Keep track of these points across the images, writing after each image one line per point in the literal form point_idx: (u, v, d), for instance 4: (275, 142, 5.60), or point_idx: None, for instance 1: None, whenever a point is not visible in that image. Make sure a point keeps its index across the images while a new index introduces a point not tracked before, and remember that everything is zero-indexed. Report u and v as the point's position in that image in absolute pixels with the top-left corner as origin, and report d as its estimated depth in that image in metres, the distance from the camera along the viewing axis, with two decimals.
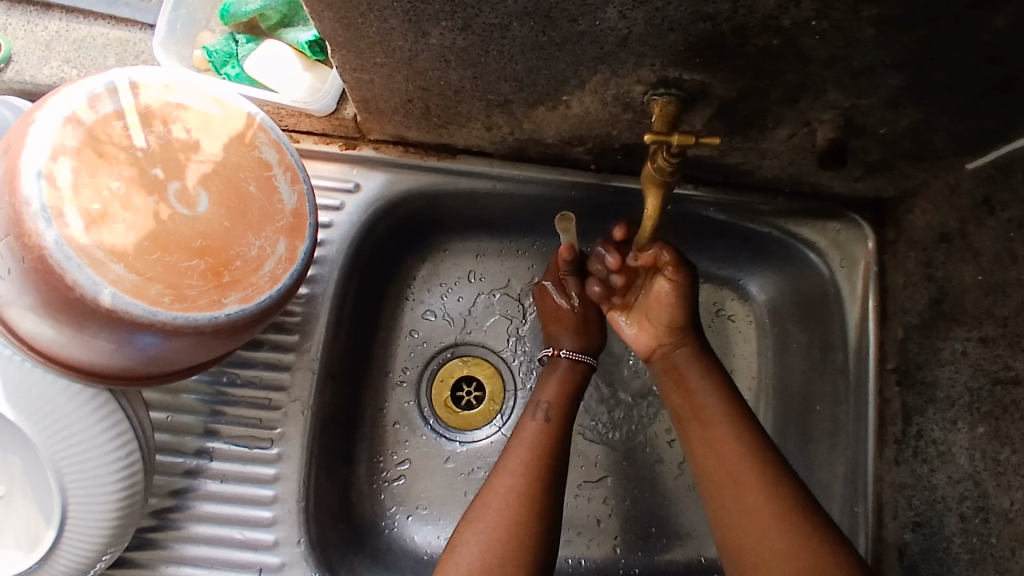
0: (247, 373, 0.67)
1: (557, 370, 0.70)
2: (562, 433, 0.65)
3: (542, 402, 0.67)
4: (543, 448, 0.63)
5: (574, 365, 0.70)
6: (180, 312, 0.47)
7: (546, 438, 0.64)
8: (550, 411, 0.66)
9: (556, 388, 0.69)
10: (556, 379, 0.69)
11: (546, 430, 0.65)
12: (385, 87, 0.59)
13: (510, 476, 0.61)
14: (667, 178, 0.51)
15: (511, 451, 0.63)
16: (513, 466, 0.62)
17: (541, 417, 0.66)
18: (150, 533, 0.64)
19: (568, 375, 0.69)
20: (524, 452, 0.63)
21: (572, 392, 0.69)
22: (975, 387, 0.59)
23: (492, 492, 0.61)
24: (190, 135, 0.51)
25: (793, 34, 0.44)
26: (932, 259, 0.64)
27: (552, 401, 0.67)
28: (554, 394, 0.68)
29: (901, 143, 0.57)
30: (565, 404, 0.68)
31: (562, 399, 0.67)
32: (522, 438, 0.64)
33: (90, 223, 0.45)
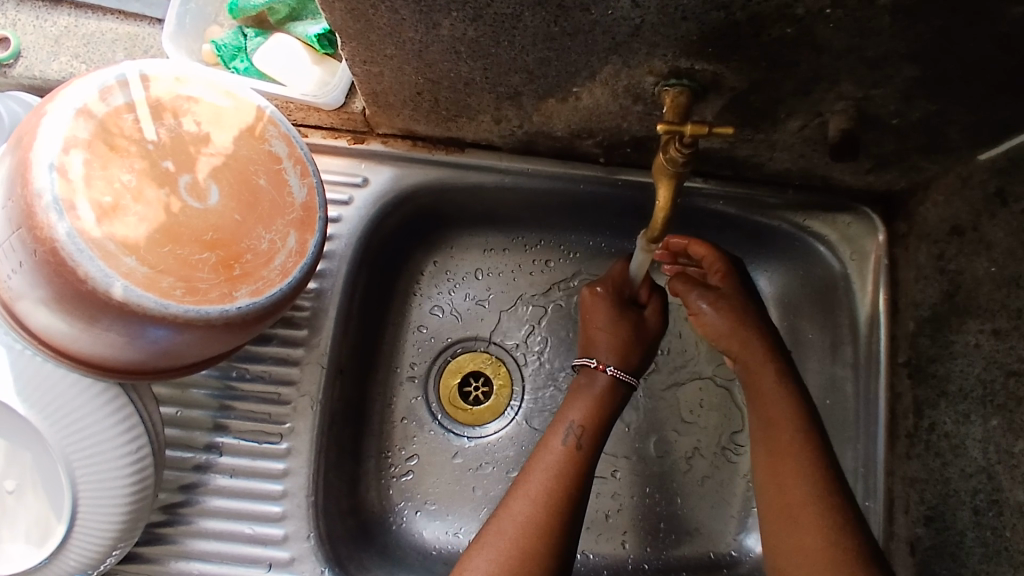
0: (256, 368, 0.67)
1: (594, 388, 0.65)
2: (588, 463, 0.61)
3: (574, 426, 0.62)
4: (566, 476, 0.59)
5: (615, 384, 0.65)
6: (192, 305, 0.46)
7: (570, 469, 0.60)
8: (581, 437, 0.62)
9: (589, 412, 0.64)
10: (587, 395, 0.64)
11: (573, 455, 0.61)
12: (394, 80, 0.58)
13: (528, 502, 0.57)
14: (680, 169, 0.50)
15: (531, 475, 0.59)
16: (533, 490, 0.58)
17: (570, 442, 0.61)
18: (160, 528, 0.64)
19: (608, 393, 0.65)
20: (545, 479, 0.59)
21: (606, 414, 0.64)
22: (988, 380, 0.58)
23: (508, 516, 0.57)
24: (200, 128, 0.51)
25: (808, 22, 0.43)
26: (943, 252, 0.63)
27: (585, 425, 0.62)
28: (589, 418, 0.63)
29: (913, 135, 0.56)
30: (598, 430, 0.63)
31: (598, 427, 0.63)
32: (545, 462, 0.60)
33: (102, 216, 0.45)
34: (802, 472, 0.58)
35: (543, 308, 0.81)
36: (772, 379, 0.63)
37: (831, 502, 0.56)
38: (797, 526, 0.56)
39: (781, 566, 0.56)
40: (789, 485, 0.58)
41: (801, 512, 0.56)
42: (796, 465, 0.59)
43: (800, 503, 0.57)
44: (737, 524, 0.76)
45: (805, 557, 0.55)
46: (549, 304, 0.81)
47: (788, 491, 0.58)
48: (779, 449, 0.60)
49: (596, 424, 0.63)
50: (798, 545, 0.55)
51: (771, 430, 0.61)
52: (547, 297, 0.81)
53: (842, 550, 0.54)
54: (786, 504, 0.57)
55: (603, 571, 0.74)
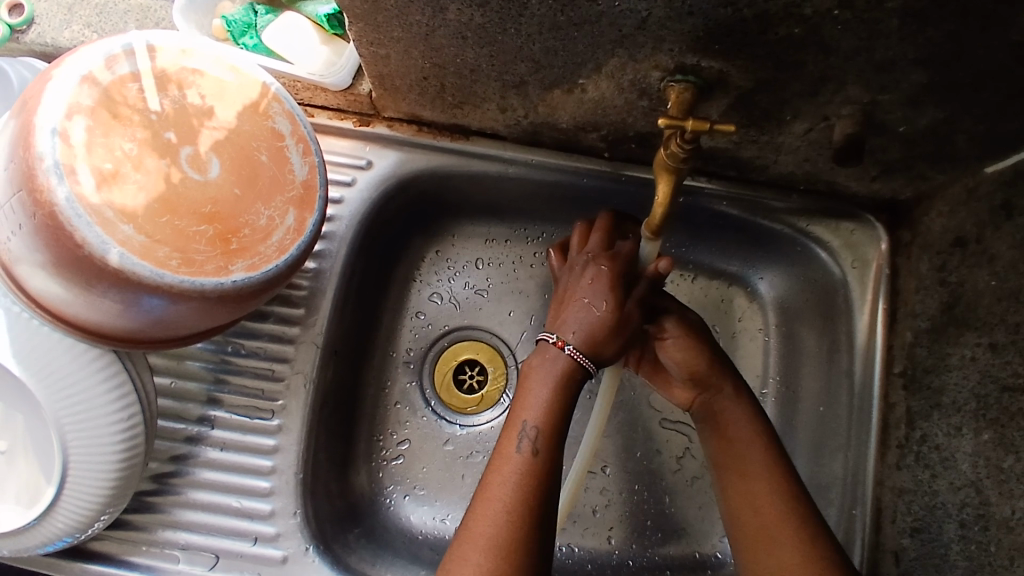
0: (252, 344, 0.68)
1: (553, 368, 0.55)
2: (552, 468, 0.53)
3: (529, 429, 0.54)
4: (527, 492, 0.52)
5: (576, 367, 0.55)
6: (186, 276, 0.47)
7: (532, 482, 0.52)
8: (538, 441, 0.53)
9: (549, 406, 0.55)
10: (551, 378, 0.55)
11: (532, 466, 0.52)
12: (401, 63, 0.58)
13: (490, 524, 0.50)
14: (679, 165, 0.49)
15: (489, 494, 0.52)
16: (492, 511, 0.51)
17: (528, 450, 0.53)
18: (149, 497, 0.64)
19: (561, 383, 0.55)
20: (505, 497, 0.51)
21: (566, 404, 0.55)
22: (982, 394, 0.57)
23: (470, 542, 0.50)
24: (204, 101, 0.51)
25: (815, 23, 0.43)
26: (945, 264, 0.62)
27: (540, 426, 0.54)
28: (542, 415, 0.54)
29: (920, 143, 0.56)
30: (557, 428, 0.54)
31: (556, 425, 0.54)
32: (503, 478, 0.52)
33: (102, 182, 0.46)
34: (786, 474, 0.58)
35: (541, 300, 0.82)
36: (732, 392, 0.62)
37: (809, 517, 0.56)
38: (773, 547, 0.55)
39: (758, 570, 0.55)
40: (761, 500, 0.57)
41: (774, 529, 0.55)
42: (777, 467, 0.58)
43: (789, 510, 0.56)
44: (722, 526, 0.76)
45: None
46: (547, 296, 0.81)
47: (763, 510, 0.56)
48: (749, 467, 0.58)
49: (552, 424, 0.54)
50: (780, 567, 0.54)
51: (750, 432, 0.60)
52: (546, 290, 0.82)
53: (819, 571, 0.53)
54: (761, 528, 0.56)
55: (587, 566, 0.74)
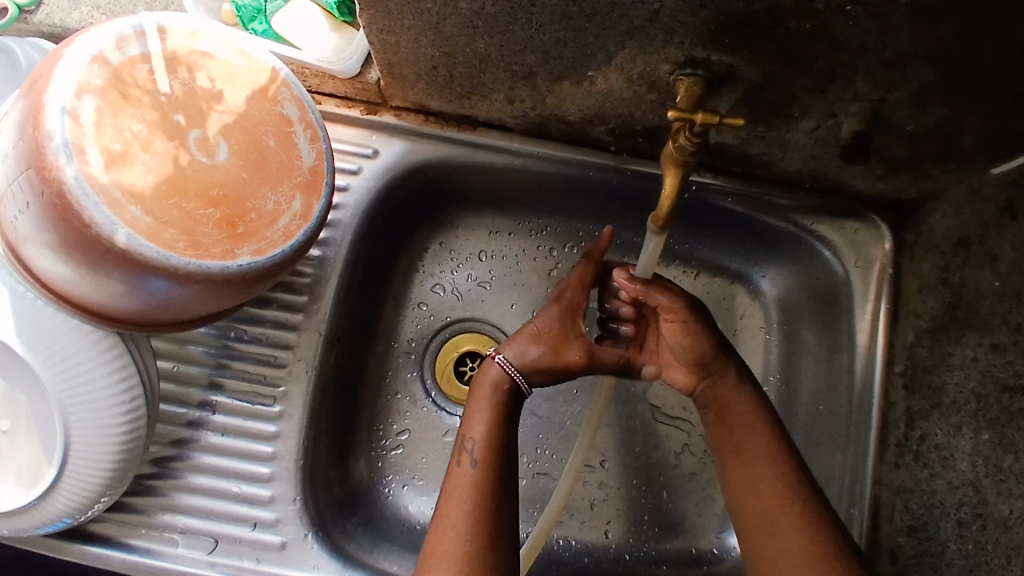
0: (255, 330, 0.68)
1: (488, 384, 0.59)
2: (500, 476, 0.55)
3: (469, 442, 0.56)
4: (482, 503, 0.53)
5: (502, 378, 0.59)
6: (193, 259, 0.47)
7: (480, 493, 0.54)
8: (478, 452, 0.55)
9: (485, 420, 0.57)
10: (490, 393, 0.58)
11: (480, 478, 0.54)
12: (410, 51, 0.58)
13: (450, 534, 0.52)
14: (687, 158, 0.49)
15: (445, 509, 0.53)
16: (449, 522, 0.52)
17: (471, 462, 0.55)
18: (149, 480, 0.64)
19: (497, 397, 0.58)
20: (461, 510, 0.53)
21: (505, 417, 0.58)
22: (982, 394, 0.57)
23: (438, 552, 0.51)
24: (213, 84, 0.51)
25: (827, 18, 0.43)
26: (949, 264, 0.62)
27: (480, 439, 0.56)
28: (483, 429, 0.57)
29: (926, 142, 0.56)
30: (499, 440, 0.57)
31: (496, 435, 0.57)
32: (453, 492, 0.54)
33: (110, 162, 0.46)
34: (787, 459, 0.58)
35: (543, 294, 0.82)
36: (736, 380, 0.62)
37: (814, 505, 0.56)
38: (775, 528, 0.55)
39: (758, 551, 0.55)
40: (761, 484, 0.57)
41: (778, 509, 0.56)
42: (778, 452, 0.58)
43: (790, 492, 0.56)
44: (719, 522, 0.76)
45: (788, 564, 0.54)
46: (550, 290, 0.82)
47: (763, 496, 0.57)
48: (749, 453, 0.59)
49: (493, 436, 0.56)
50: (781, 549, 0.54)
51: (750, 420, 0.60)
52: (549, 283, 0.82)
53: (821, 557, 0.53)
54: (764, 509, 0.56)
55: (584, 558, 0.74)
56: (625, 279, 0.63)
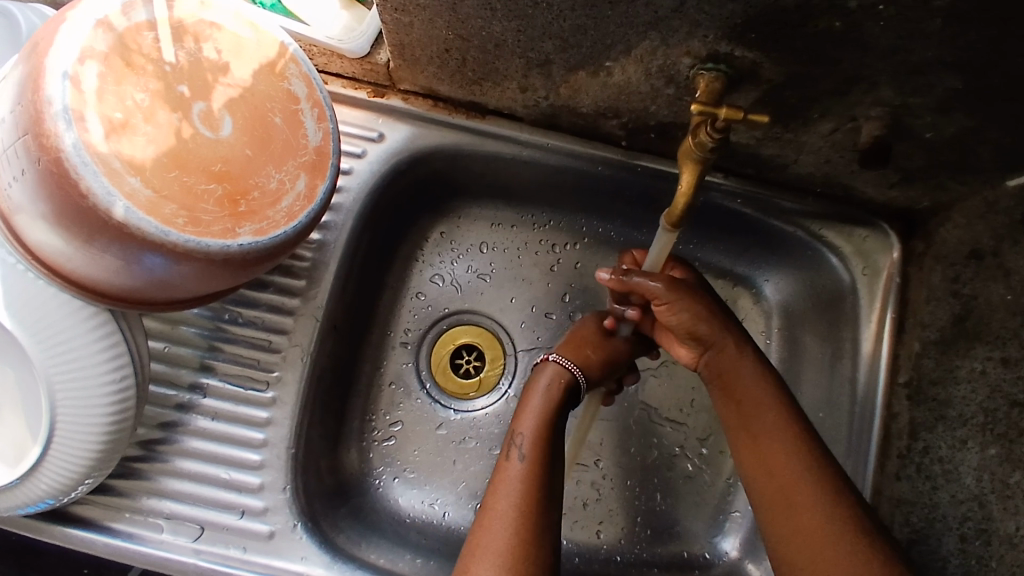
0: (249, 313, 0.66)
1: (540, 385, 0.60)
2: (549, 470, 0.55)
3: (519, 436, 0.57)
4: (531, 492, 0.53)
5: (560, 373, 0.61)
6: (192, 236, 0.45)
7: (527, 483, 0.53)
8: (528, 447, 0.56)
9: (535, 416, 0.58)
10: (543, 391, 0.60)
11: (530, 468, 0.54)
12: (424, 33, 0.57)
13: (501, 519, 0.51)
14: (706, 156, 0.48)
15: (495, 498, 0.53)
16: (501, 509, 0.52)
17: (519, 455, 0.55)
18: (135, 463, 0.62)
19: (548, 395, 0.60)
20: (511, 498, 0.53)
21: (555, 416, 0.59)
22: (991, 409, 0.57)
23: (489, 537, 0.50)
24: (220, 56, 0.49)
25: (857, 18, 0.42)
26: (959, 276, 0.61)
27: (530, 434, 0.57)
28: (533, 426, 0.57)
29: (944, 152, 0.55)
30: (549, 436, 0.57)
31: (545, 430, 0.57)
32: (504, 483, 0.54)
33: (111, 131, 0.44)
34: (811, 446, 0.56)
35: (544, 289, 0.81)
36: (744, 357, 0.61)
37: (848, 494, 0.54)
38: (794, 508, 0.54)
39: (779, 531, 0.54)
40: (774, 463, 0.56)
41: (797, 489, 0.54)
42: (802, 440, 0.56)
43: (811, 477, 0.54)
44: (710, 526, 0.75)
45: (811, 539, 0.52)
46: (551, 284, 0.81)
47: (782, 473, 0.55)
48: (757, 428, 0.58)
49: (543, 431, 0.57)
50: (801, 528, 0.53)
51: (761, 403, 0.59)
52: (550, 278, 0.81)
53: (852, 534, 0.51)
54: (782, 488, 0.55)
55: (575, 558, 0.73)
56: (608, 275, 0.62)
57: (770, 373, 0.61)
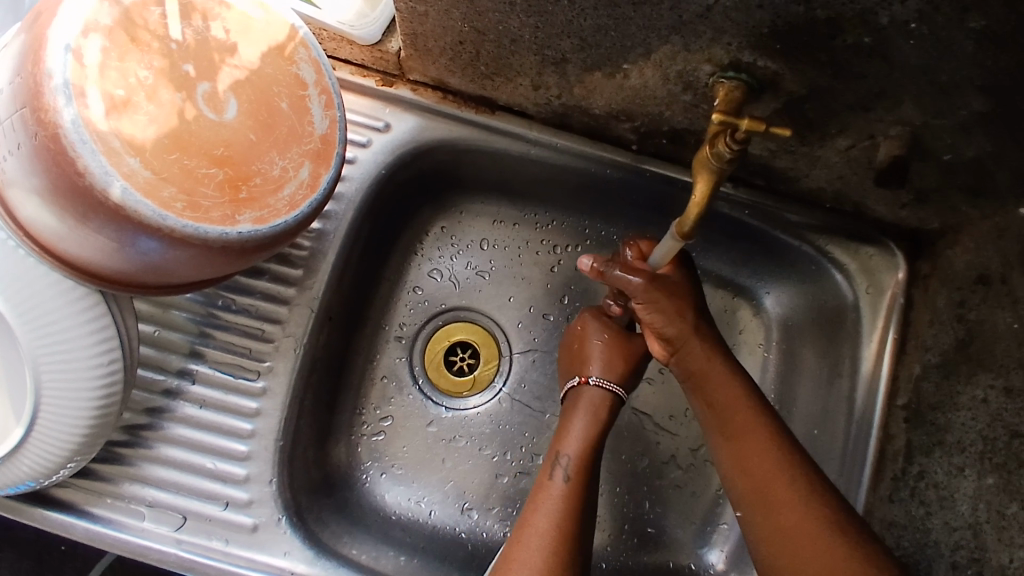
0: (243, 300, 0.64)
1: (581, 401, 0.63)
2: (587, 495, 0.57)
3: (564, 458, 0.59)
4: (569, 514, 0.55)
5: (605, 395, 0.63)
6: (190, 221, 0.43)
7: (569, 505, 0.56)
8: (571, 469, 0.58)
9: (580, 438, 0.60)
10: (586, 411, 0.62)
11: (571, 490, 0.57)
12: (438, 23, 0.55)
13: (538, 536, 0.53)
14: (723, 167, 0.46)
15: (533, 513, 0.55)
16: (538, 526, 0.54)
17: (562, 476, 0.57)
18: (118, 447, 0.61)
19: (592, 416, 0.62)
20: (549, 516, 0.55)
21: (598, 440, 0.61)
22: (990, 436, 0.56)
23: (524, 554, 0.53)
24: (228, 37, 0.48)
25: (887, 34, 0.41)
26: (965, 300, 0.61)
27: (574, 456, 0.59)
28: (578, 449, 0.59)
29: (960, 176, 0.54)
30: (589, 458, 0.60)
31: (588, 454, 0.59)
32: (544, 501, 0.56)
33: (112, 109, 0.42)
34: (787, 446, 0.56)
35: (543, 290, 0.80)
36: (715, 359, 0.60)
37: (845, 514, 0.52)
38: (771, 505, 0.53)
39: (759, 529, 0.54)
40: (751, 460, 0.56)
41: (773, 486, 0.54)
42: (779, 439, 0.56)
43: (787, 474, 0.54)
44: (697, 537, 0.75)
45: (789, 537, 0.52)
46: (551, 285, 0.80)
47: (758, 469, 0.55)
48: (734, 428, 0.58)
49: (586, 455, 0.59)
50: (780, 526, 0.52)
51: (732, 403, 0.59)
52: (550, 278, 0.80)
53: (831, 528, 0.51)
54: (760, 486, 0.54)
55: None
56: (588, 263, 0.62)
57: (741, 373, 0.60)
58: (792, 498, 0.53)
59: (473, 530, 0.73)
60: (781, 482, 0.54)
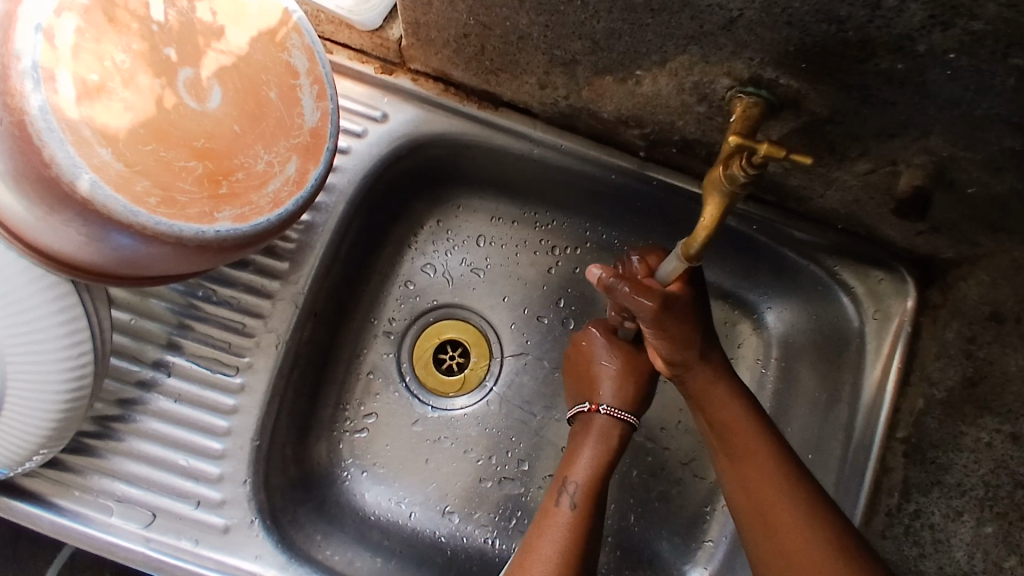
0: (225, 292, 0.62)
1: (591, 429, 0.61)
2: (593, 525, 0.56)
3: (571, 485, 0.58)
4: (574, 544, 0.54)
5: (615, 422, 0.61)
6: (164, 218, 0.41)
7: (576, 534, 0.55)
8: (577, 496, 0.57)
9: (588, 465, 0.59)
10: (596, 438, 0.61)
11: (577, 519, 0.56)
12: (442, 14, 0.52)
13: (542, 564, 0.53)
14: (736, 190, 0.44)
15: (538, 542, 0.55)
16: (542, 553, 0.53)
17: (569, 504, 0.57)
18: (88, 439, 0.58)
19: (601, 442, 0.60)
20: (553, 545, 0.54)
21: (607, 466, 0.59)
22: (993, 483, 0.55)
23: None
24: (215, 19, 0.44)
25: (923, 62, 0.37)
26: (975, 336, 0.58)
27: (582, 483, 0.58)
28: (586, 477, 0.58)
29: (983, 210, 0.51)
30: (597, 485, 0.58)
31: (596, 483, 0.58)
32: (550, 529, 0.55)
33: (84, 95, 0.39)
34: (789, 467, 0.54)
35: (538, 291, 0.77)
36: (718, 378, 0.58)
37: (849, 543, 0.49)
38: (773, 528, 0.51)
39: (763, 553, 0.52)
40: (755, 482, 0.54)
41: (775, 508, 0.52)
42: (781, 460, 0.54)
43: (789, 496, 0.52)
44: (681, 553, 0.73)
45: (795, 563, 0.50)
46: (547, 287, 0.77)
47: (761, 491, 0.53)
48: (737, 448, 0.55)
49: (594, 483, 0.58)
50: (784, 550, 0.50)
51: (733, 423, 0.56)
52: (547, 280, 0.77)
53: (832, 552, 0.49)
54: (762, 508, 0.53)
55: None
56: (599, 273, 0.55)
57: (743, 391, 0.58)
58: (794, 522, 0.51)
59: (453, 534, 0.71)
60: (782, 505, 0.52)
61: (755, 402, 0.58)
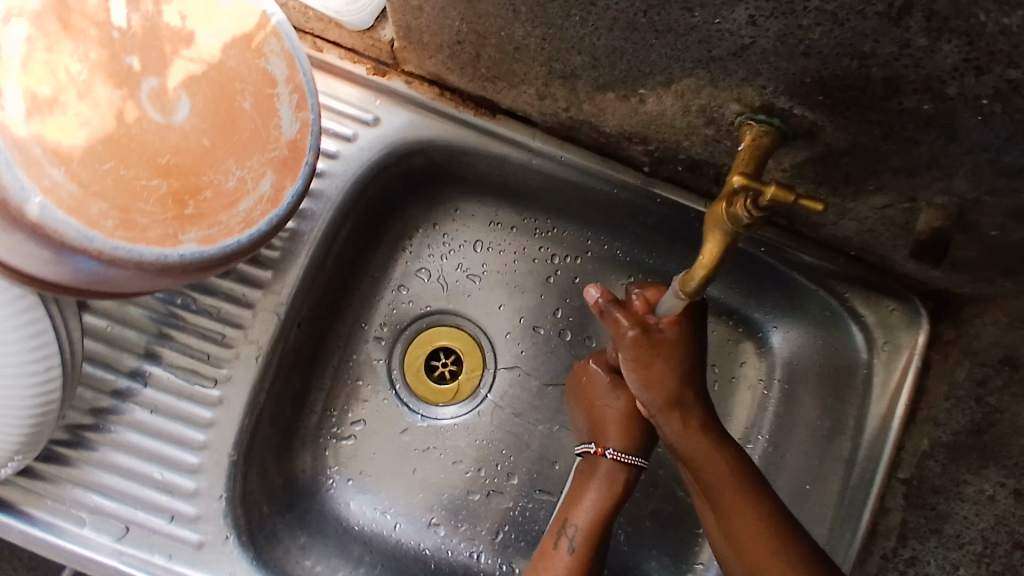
0: (206, 300, 0.59)
1: (595, 473, 0.59)
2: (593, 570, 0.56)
3: (571, 528, 0.57)
4: None
5: (621, 466, 0.58)
6: (123, 242, 0.38)
7: None
8: (577, 539, 0.57)
9: (591, 507, 0.57)
10: (601, 482, 0.58)
11: (576, 566, 0.56)
12: (435, 19, 0.48)
13: None
14: (739, 230, 0.40)
15: None
16: None
17: (568, 547, 0.56)
18: (59, 447, 0.57)
19: (607, 485, 0.58)
20: None
21: (612, 508, 0.58)
22: (992, 540, 0.54)
23: None
24: (184, 24, 0.42)
25: (952, 105, 0.34)
26: (987, 380, 0.56)
27: (583, 527, 0.57)
28: (588, 520, 0.57)
29: (1008, 253, 0.48)
30: (599, 528, 0.57)
31: (598, 526, 0.57)
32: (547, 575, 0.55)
33: (35, 109, 0.36)
34: (780, 527, 0.52)
35: (535, 301, 0.74)
36: (698, 431, 0.54)
37: None
38: None
39: None
40: (746, 542, 0.52)
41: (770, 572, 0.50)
42: (773, 519, 0.52)
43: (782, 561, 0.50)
44: None
45: None
46: (545, 297, 0.74)
47: (754, 553, 0.51)
48: (725, 504, 0.53)
49: (596, 527, 0.57)
50: None
51: (718, 478, 0.54)
52: (543, 291, 0.74)
53: None
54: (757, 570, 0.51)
55: None
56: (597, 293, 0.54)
57: (727, 441, 0.55)
58: None
59: (439, 547, 0.69)
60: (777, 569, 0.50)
61: (741, 450, 0.55)
